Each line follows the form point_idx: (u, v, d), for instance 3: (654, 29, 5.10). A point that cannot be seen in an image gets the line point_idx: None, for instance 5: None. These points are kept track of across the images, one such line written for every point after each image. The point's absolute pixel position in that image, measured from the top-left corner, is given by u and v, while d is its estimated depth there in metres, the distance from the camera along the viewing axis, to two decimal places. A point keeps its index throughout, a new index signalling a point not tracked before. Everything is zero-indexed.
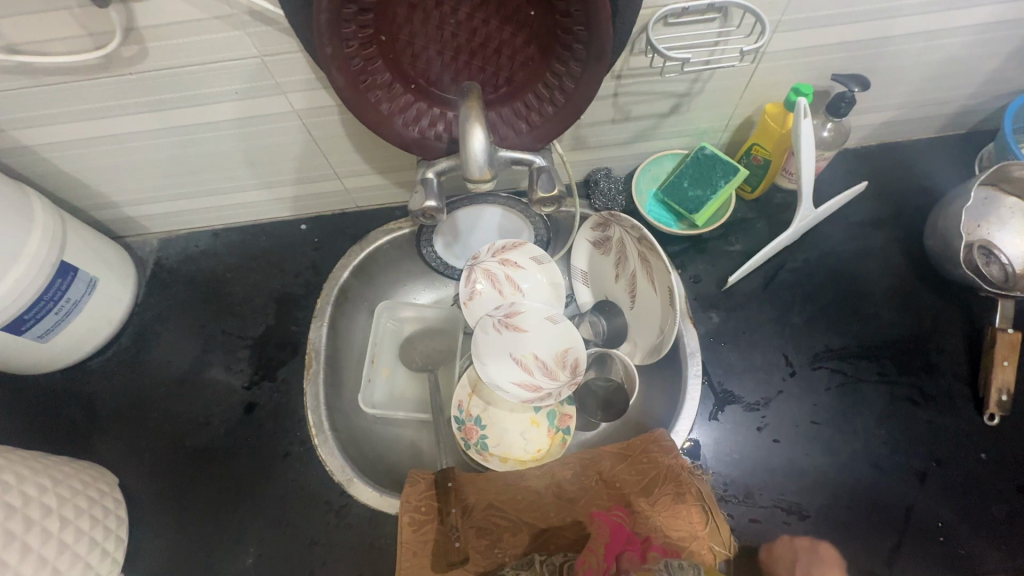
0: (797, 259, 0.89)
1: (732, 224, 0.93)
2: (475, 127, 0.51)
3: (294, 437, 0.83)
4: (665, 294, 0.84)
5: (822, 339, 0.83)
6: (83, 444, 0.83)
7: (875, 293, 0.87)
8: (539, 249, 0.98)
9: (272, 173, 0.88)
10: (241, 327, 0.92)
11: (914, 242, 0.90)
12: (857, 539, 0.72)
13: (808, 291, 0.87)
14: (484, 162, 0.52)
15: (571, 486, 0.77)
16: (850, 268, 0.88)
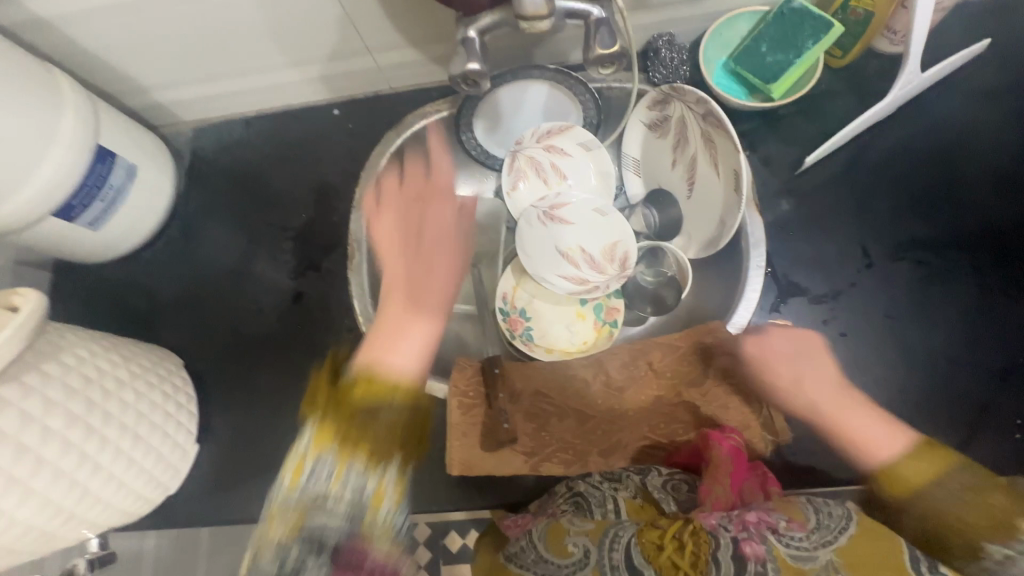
0: (890, 136, 0.78)
1: (815, 97, 0.81)
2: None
3: (342, 325, 0.84)
4: (729, 179, 0.78)
5: (909, 227, 0.75)
6: (148, 328, 0.88)
7: (979, 175, 0.75)
8: (588, 134, 0.90)
9: (299, 48, 0.80)
10: (282, 218, 0.90)
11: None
12: (920, 433, 0.69)
13: (898, 174, 0.77)
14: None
15: (620, 377, 0.74)
16: (952, 146, 0.76)
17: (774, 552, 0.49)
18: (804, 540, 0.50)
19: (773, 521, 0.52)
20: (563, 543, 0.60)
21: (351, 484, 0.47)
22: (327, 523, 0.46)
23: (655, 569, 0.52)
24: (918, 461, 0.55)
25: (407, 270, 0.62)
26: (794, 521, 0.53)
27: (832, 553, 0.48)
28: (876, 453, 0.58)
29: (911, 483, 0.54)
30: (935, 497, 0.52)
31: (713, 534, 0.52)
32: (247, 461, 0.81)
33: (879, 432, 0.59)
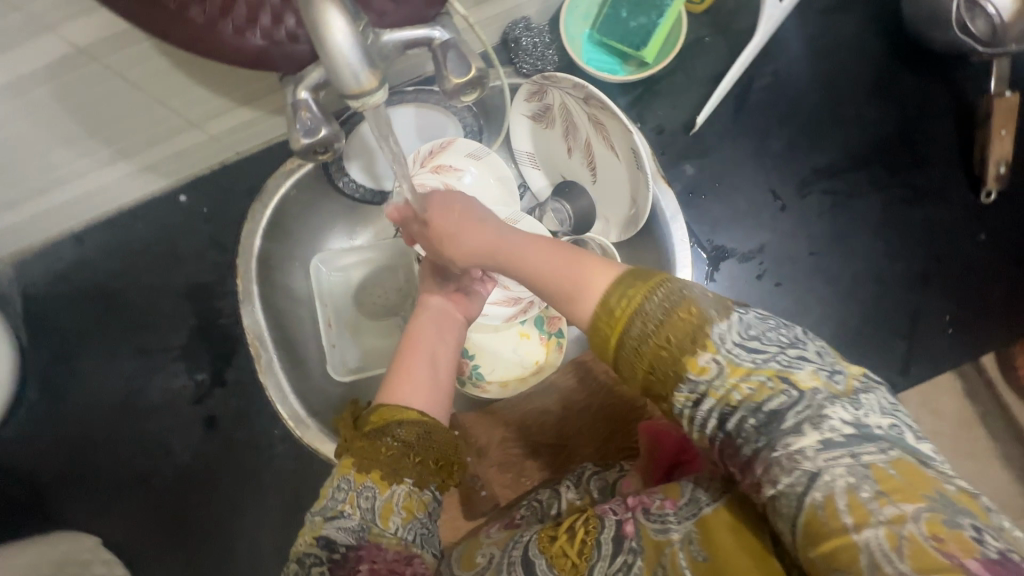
0: (766, 72, 0.76)
1: (685, 50, 0.77)
2: (327, 11, 0.31)
3: (273, 437, 0.74)
4: (629, 158, 0.74)
5: (808, 160, 0.75)
6: (43, 517, 0.74)
7: (856, 90, 0.76)
8: (474, 143, 0.83)
9: (102, 144, 0.65)
10: (161, 339, 0.77)
11: (892, 12, 0.77)
12: (869, 358, 0.72)
13: (784, 109, 0.76)
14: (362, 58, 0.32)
15: (577, 396, 0.78)
16: (825, 67, 0.76)
17: (642, 529, 0.45)
18: (676, 518, 0.44)
19: (648, 499, 0.47)
20: (473, 554, 0.52)
21: (367, 495, 0.47)
22: (342, 529, 0.46)
23: (548, 559, 0.47)
24: (619, 293, 0.41)
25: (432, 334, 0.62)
26: (669, 496, 0.46)
27: (694, 526, 0.43)
28: (584, 293, 0.43)
29: (614, 340, 0.41)
30: (632, 354, 0.40)
31: (599, 517, 0.48)
32: None
33: (575, 271, 0.44)
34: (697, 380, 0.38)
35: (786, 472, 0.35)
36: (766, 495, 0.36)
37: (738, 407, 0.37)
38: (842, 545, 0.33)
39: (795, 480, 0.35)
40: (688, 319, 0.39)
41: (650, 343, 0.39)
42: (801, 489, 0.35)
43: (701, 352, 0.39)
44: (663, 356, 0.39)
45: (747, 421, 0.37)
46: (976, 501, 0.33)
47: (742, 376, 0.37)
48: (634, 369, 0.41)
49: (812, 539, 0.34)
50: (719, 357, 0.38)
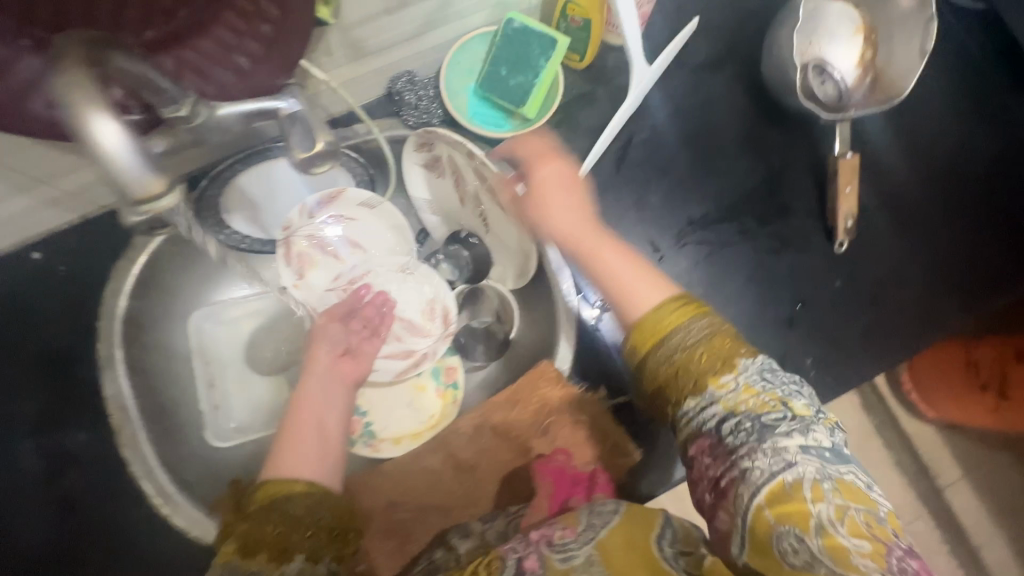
0: (645, 128, 0.80)
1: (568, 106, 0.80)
2: (94, 120, 0.31)
3: (135, 517, 0.68)
4: (513, 211, 0.74)
5: (683, 212, 0.79)
6: None
7: (726, 146, 0.81)
8: (365, 192, 0.82)
9: None
10: (9, 413, 0.70)
11: (755, 74, 0.82)
12: None
13: (662, 163, 0.79)
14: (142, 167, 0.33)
15: (466, 452, 0.73)
16: (698, 124, 0.81)
17: (546, 560, 0.52)
18: (577, 541, 0.53)
19: (549, 532, 0.55)
20: None
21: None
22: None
23: None
24: (664, 311, 0.56)
25: (320, 395, 0.64)
26: (569, 526, 0.55)
27: (593, 548, 0.52)
28: (632, 296, 0.59)
29: (653, 341, 0.55)
30: (665, 355, 0.54)
31: (501, 559, 0.53)
32: None
33: (619, 268, 0.62)
34: (712, 394, 0.52)
35: (766, 457, 0.49)
36: (741, 468, 0.50)
37: (740, 413, 0.51)
38: (799, 510, 0.47)
39: (767, 465, 0.49)
40: (725, 346, 0.53)
41: (682, 355, 0.54)
42: (776, 468, 0.48)
43: (724, 372, 0.53)
44: (688, 366, 0.53)
45: (743, 423, 0.51)
46: (885, 535, 0.47)
47: (753, 394, 0.51)
48: (659, 368, 0.54)
49: (772, 500, 0.48)
50: (739, 378, 0.52)
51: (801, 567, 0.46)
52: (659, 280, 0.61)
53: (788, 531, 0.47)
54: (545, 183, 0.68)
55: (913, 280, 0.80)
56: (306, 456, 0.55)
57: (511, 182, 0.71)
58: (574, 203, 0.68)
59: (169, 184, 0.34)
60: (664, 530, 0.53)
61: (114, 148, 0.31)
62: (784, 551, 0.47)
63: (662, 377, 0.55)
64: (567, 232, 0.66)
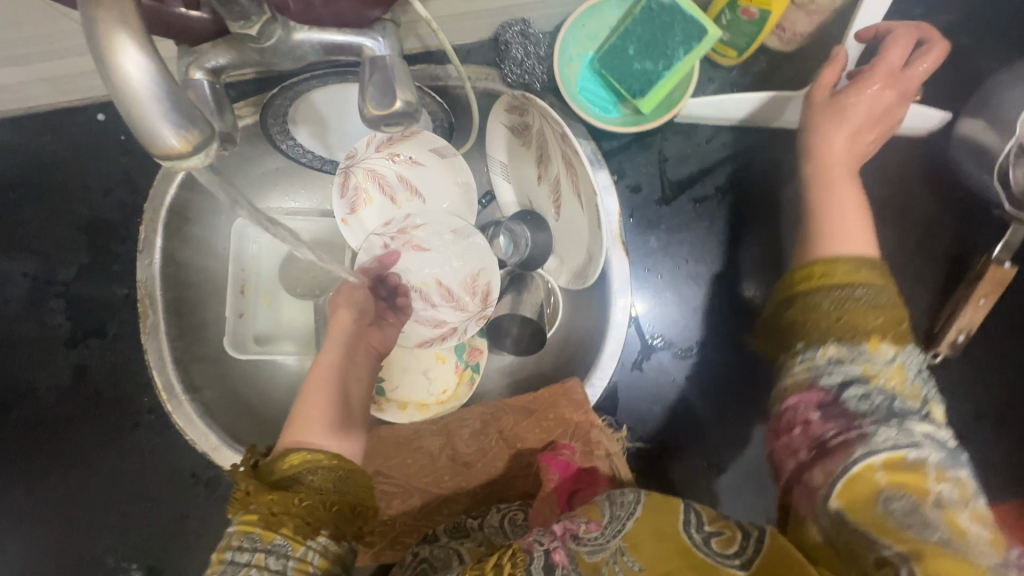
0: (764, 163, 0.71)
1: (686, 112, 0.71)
2: (117, 43, 0.29)
3: (142, 404, 0.70)
4: (591, 213, 0.67)
5: (763, 272, 0.73)
6: None
7: None
8: (440, 140, 0.75)
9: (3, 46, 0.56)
10: (47, 268, 0.71)
11: (904, 142, 0.75)
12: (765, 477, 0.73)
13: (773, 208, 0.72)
14: (172, 122, 0.31)
15: (467, 450, 0.72)
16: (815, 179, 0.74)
17: (575, 555, 0.48)
18: (605, 535, 0.49)
19: (574, 525, 0.50)
20: None
21: (280, 554, 0.49)
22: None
23: None
24: (857, 267, 0.51)
25: (342, 357, 0.64)
26: (594, 518, 0.51)
27: (622, 540, 0.49)
28: (833, 243, 0.53)
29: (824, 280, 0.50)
30: (825, 302, 0.49)
31: (527, 550, 0.48)
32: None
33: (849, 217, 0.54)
34: (859, 354, 0.47)
35: (895, 432, 0.44)
36: (862, 432, 0.44)
37: (875, 385, 0.46)
38: (917, 483, 0.42)
39: (894, 436, 0.44)
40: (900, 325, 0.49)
41: (854, 305, 0.49)
42: (902, 442, 0.43)
43: (887, 343, 0.48)
44: (851, 318, 0.48)
45: (879, 396, 0.46)
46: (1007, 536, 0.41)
47: (902, 376, 0.47)
48: (813, 310, 0.50)
49: (889, 465, 0.43)
50: (898, 356, 0.48)
51: (905, 528, 0.41)
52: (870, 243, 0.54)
53: (900, 496, 0.42)
54: (862, 102, 0.57)
55: (982, 415, 0.75)
56: (328, 419, 0.57)
57: (834, 73, 0.59)
58: (828, 133, 0.58)
59: (197, 146, 0.32)
60: (690, 515, 0.50)
61: (143, 96, 0.30)
62: (888, 511, 0.42)
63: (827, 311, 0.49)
64: (831, 153, 0.58)
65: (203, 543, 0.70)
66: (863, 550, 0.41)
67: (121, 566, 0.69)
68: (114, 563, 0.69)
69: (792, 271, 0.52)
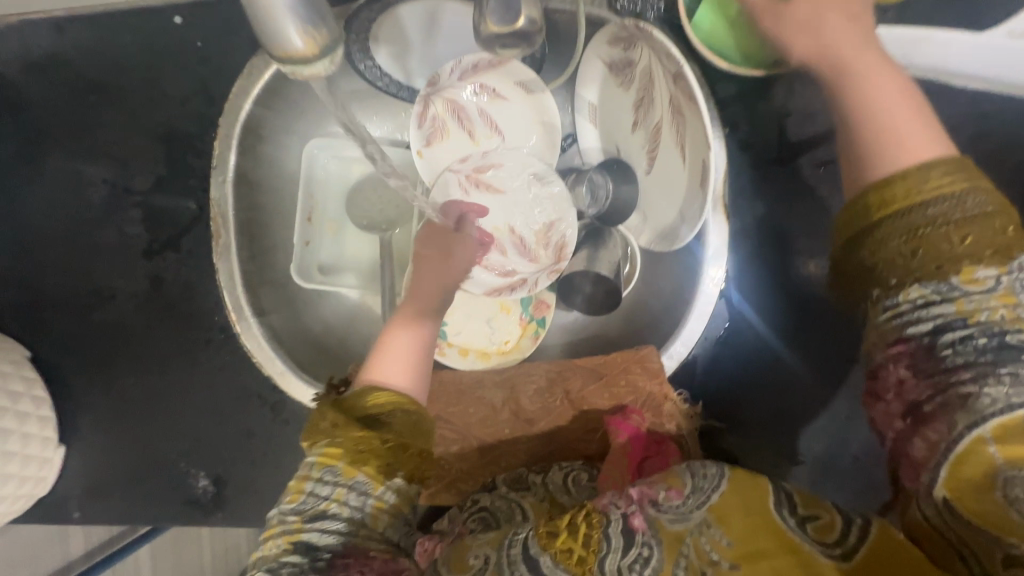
0: None
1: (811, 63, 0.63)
2: None
3: (213, 321, 0.71)
4: (694, 168, 0.60)
5: None
6: None
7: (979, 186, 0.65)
8: (530, 72, 0.69)
9: None
10: (124, 176, 0.70)
11: None
12: (844, 469, 0.68)
13: None
14: (299, 19, 0.33)
15: (531, 406, 0.67)
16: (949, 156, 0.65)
17: (654, 522, 0.46)
18: (685, 505, 0.47)
19: (652, 491, 0.47)
20: (464, 556, 0.50)
21: (359, 492, 0.48)
22: (326, 530, 0.47)
23: (551, 557, 0.45)
24: (943, 177, 0.42)
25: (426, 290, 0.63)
26: (674, 486, 0.48)
27: (707, 511, 0.46)
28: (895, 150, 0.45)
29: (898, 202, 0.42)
30: (902, 231, 0.42)
31: (602, 514, 0.46)
32: (115, 475, 0.71)
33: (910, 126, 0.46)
34: (949, 291, 0.40)
35: (1005, 385, 0.38)
36: (962, 395, 0.39)
37: (978, 324, 0.39)
38: None
39: (1005, 395, 0.38)
40: (997, 237, 0.40)
41: (939, 228, 0.41)
42: (1016, 401, 0.37)
43: (983, 267, 0.40)
44: (939, 248, 0.41)
45: (979, 339, 0.39)
46: None
47: (1009, 304, 0.39)
48: (886, 245, 0.42)
49: (1002, 435, 0.37)
50: (1001, 279, 0.40)
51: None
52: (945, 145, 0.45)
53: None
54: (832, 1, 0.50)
55: None
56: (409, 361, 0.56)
57: None
58: (864, 26, 0.50)
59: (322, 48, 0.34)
60: (780, 496, 0.47)
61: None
62: (1011, 498, 0.36)
63: (906, 244, 0.41)
64: (846, 65, 0.49)
65: (265, 463, 0.71)
66: (989, 550, 0.38)
67: (191, 472, 0.70)
68: (183, 469, 0.71)
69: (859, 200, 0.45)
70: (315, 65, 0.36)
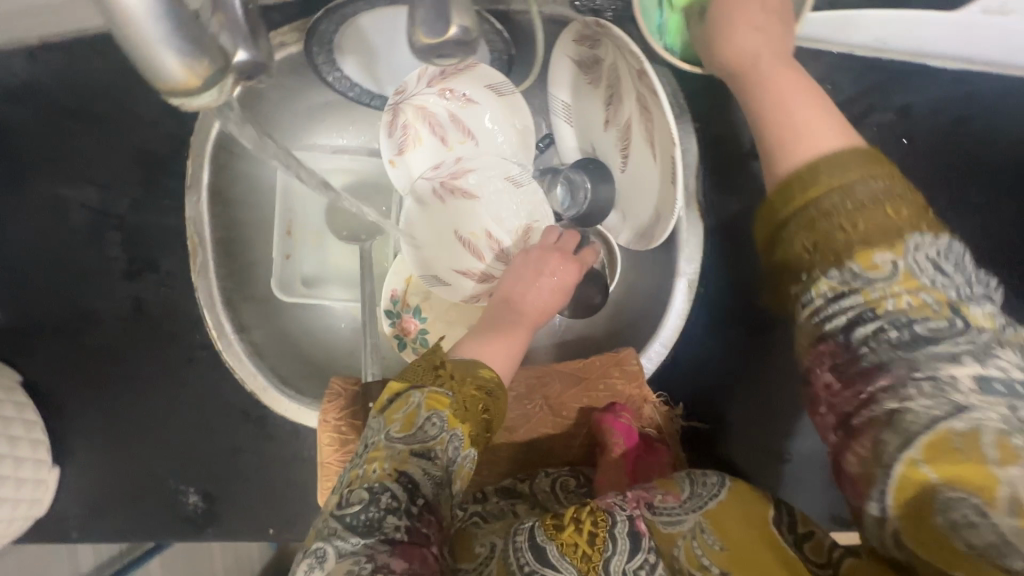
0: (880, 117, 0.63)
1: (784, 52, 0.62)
2: None
3: (195, 339, 0.71)
4: (665, 164, 0.59)
5: None
6: None
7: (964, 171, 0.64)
8: (499, 74, 0.68)
9: None
10: (103, 199, 0.71)
11: None
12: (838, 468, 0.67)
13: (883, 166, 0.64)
14: (177, 53, 0.31)
15: (511, 412, 0.65)
16: (930, 137, 0.63)
17: (650, 523, 0.46)
18: (682, 509, 0.47)
19: (649, 494, 0.48)
20: (469, 546, 0.48)
21: (454, 446, 0.44)
22: (427, 473, 0.41)
23: (557, 547, 0.42)
24: (835, 168, 0.44)
25: (522, 284, 0.61)
26: (671, 492, 0.48)
27: (701, 516, 0.46)
28: (799, 147, 0.46)
29: (804, 197, 0.44)
30: (810, 227, 0.43)
31: (609, 513, 0.45)
32: (108, 493, 0.72)
33: (806, 114, 0.47)
34: (854, 280, 0.41)
35: (925, 396, 0.37)
36: (887, 409, 0.38)
37: (883, 317, 0.40)
38: (977, 478, 0.34)
39: (928, 408, 0.36)
40: (893, 217, 0.42)
41: (833, 219, 0.42)
42: (937, 414, 0.36)
43: (882, 252, 0.41)
44: (838, 239, 0.42)
45: (889, 333, 0.39)
46: None
47: (912, 289, 0.40)
48: (793, 243, 0.45)
49: (932, 455, 0.35)
50: (900, 262, 0.40)
51: (977, 550, 0.34)
52: (846, 131, 0.46)
53: (963, 499, 0.34)
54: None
55: None
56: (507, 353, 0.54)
57: None
58: (772, 30, 0.51)
59: (203, 80, 0.33)
60: (781, 512, 0.46)
61: (144, 25, 0.30)
62: (951, 523, 0.35)
63: (810, 238, 0.43)
64: (756, 59, 0.50)
65: (253, 478, 0.71)
66: None
67: (181, 489, 0.71)
68: (173, 487, 0.71)
69: (766, 201, 0.47)
70: (202, 96, 0.35)
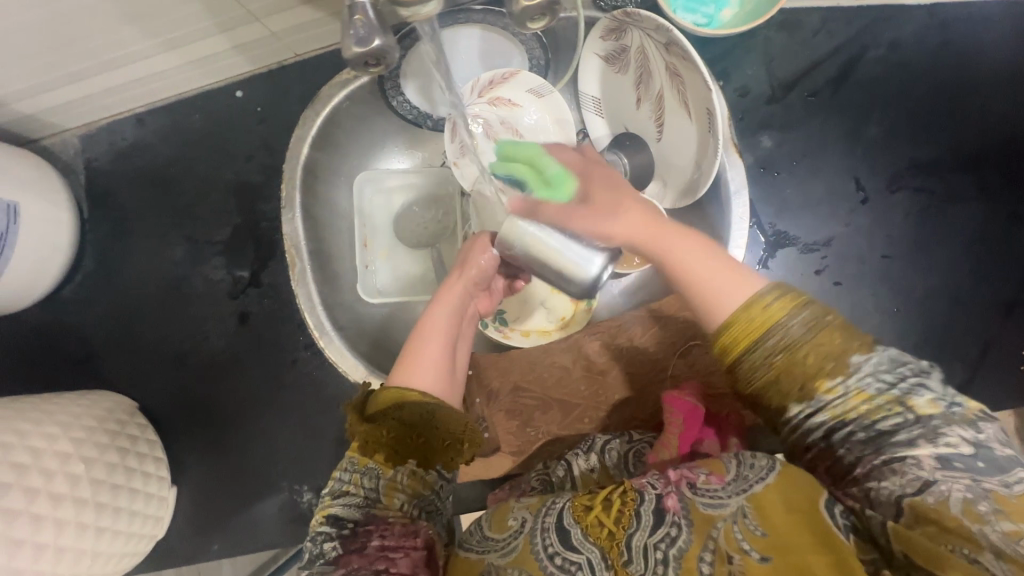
0: (872, 56, 0.75)
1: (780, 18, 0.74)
2: None
3: (298, 343, 0.78)
4: (699, 120, 0.69)
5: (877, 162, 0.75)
6: (80, 380, 0.78)
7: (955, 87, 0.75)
8: (538, 77, 0.79)
9: (186, 39, 0.66)
10: (206, 231, 0.80)
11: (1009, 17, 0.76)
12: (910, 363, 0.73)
13: (883, 97, 0.75)
14: None
15: (599, 358, 0.74)
16: (916, 66, 0.75)
17: (689, 503, 0.44)
18: (724, 492, 0.44)
19: (693, 474, 0.46)
20: (506, 516, 0.50)
21: (371, 475, 0.49)
22: (347, 504, 0.48)
23: (582, 529, 0.46)
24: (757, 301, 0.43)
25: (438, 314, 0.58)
26: (715, 471, 0.46)
27: (746, 500, 0.43)
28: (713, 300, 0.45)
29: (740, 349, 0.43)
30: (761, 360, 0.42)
31: (638, 491, 0.46)
32: (222, 504, 0.75)
33: (684, 250, 0.48)
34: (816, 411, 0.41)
35: (894, 477, 0.39)
36: (872, 471, 0.40)
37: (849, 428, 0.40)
38: (956, 527, 0.36)
39: (909, 476, 0.38)
40: (835, 344, 0.41)
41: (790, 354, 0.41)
42: (911, 485, 0.38)
43: (834, 374, 0.41)
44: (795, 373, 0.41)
45: (856, 434, 0.40)
46: None
47: (866, 399, 0.40)
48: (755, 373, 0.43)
49: (919, 514, 0.37)
50: (848, 381, 0.40)
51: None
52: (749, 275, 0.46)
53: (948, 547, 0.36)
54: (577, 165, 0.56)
55: None
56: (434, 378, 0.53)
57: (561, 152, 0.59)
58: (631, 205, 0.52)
59: None
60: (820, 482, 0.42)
61: None
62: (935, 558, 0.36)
63: (759, 384, 0.43)
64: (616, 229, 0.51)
65: None
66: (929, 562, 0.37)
67: (293, 488, 0.75)
68: (286, 487, 0.75)
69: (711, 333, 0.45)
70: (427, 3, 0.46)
